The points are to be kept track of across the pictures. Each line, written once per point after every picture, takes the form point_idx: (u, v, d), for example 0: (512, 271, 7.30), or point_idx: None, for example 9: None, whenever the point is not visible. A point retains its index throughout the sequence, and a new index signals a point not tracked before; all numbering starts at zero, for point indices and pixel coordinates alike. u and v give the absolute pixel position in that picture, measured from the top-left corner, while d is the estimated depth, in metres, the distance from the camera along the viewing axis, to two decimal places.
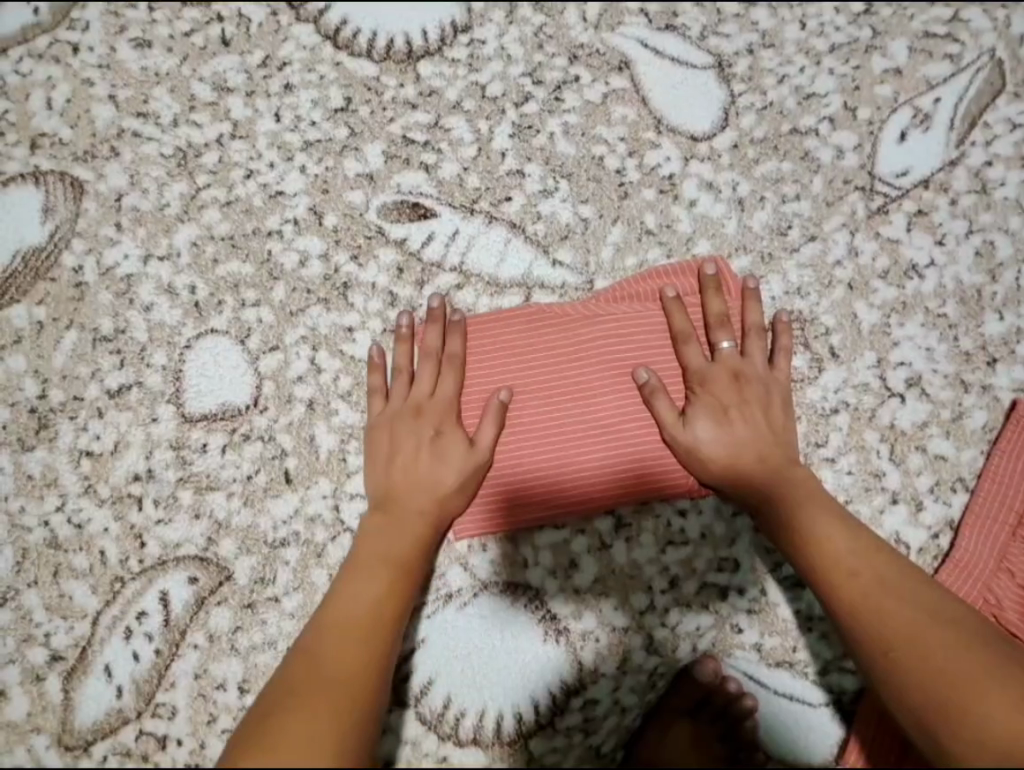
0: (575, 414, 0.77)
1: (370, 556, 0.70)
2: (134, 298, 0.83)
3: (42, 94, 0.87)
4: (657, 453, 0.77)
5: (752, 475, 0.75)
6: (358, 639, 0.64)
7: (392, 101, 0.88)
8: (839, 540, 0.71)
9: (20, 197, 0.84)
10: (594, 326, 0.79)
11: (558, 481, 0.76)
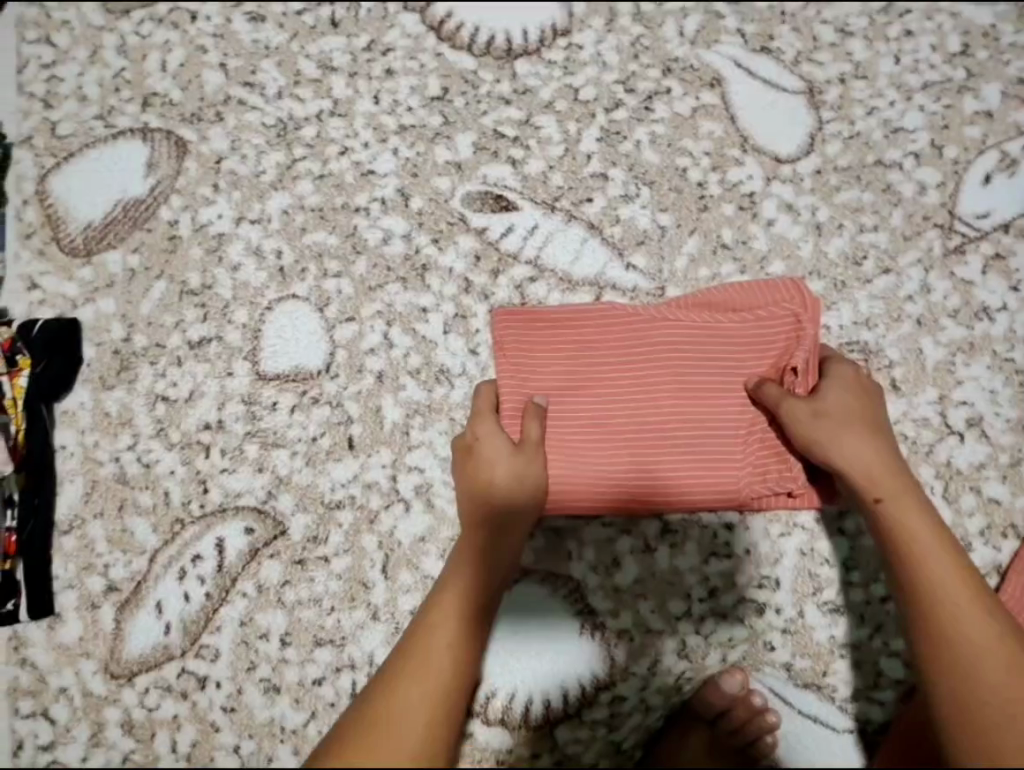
0: (629, 420, 0.78)
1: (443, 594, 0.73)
2: (224, 257, 0.86)
3: (158, 56, 0.92)
4: (707, 466, 0.77)
5: (870, 463, 0.73)
6: (426, 687, 0.67)
7: (487, 95, 0.91)
8: (936, 543, 0.70)
9: (128, 150, 0.89)
10: (658, 333, 0.79)
11: (589, 482, 0.77)
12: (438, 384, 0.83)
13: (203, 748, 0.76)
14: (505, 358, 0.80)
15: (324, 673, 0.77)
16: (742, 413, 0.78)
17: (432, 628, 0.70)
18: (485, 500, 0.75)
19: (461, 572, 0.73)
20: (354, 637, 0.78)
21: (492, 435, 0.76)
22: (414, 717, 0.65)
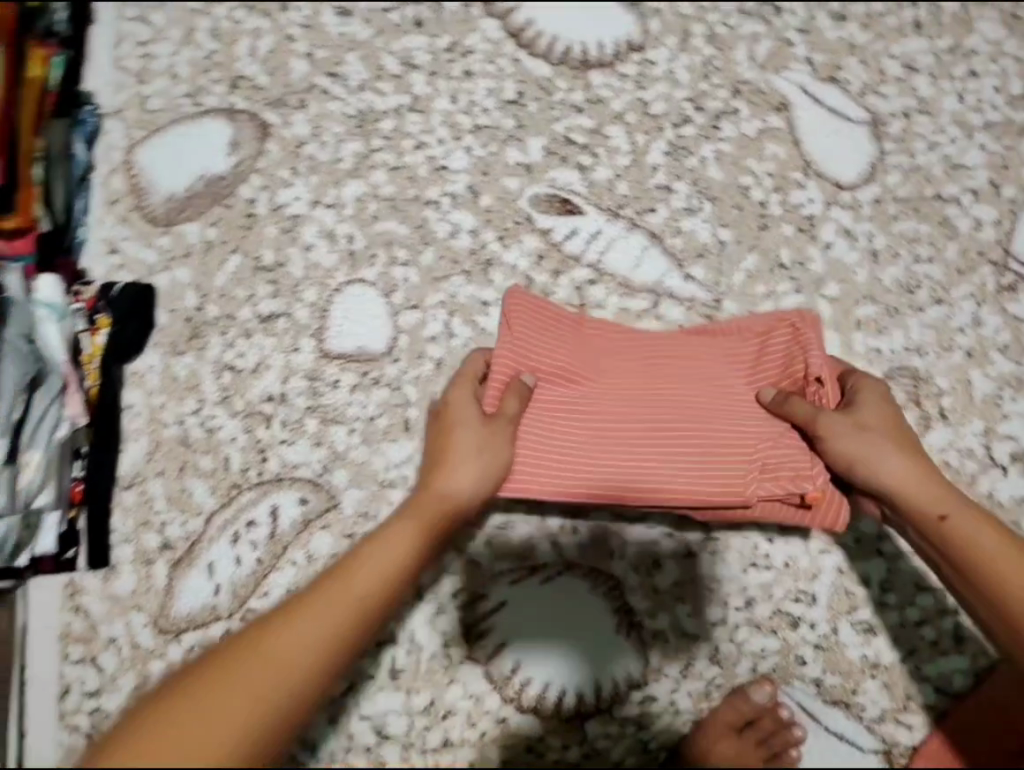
0: (625, 413, 0.73)
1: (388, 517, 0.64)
2: (297, 237, 0.90)
3: (248, 42, 0.95)
4: (706, 464, 0.71)
5: (913, 477, 0.68)
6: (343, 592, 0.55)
7: (560, 102, 0.94)
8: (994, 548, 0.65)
9: (212, 128, 0.92)
10: (658, 344, 0.79)
11: (558, 466, 0.72)
12: None
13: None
14: (510, 333, 0.76)
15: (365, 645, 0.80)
16: (749, 418, 0.73)
17: (370, 551, 0.60)
18: (443, 465, 0.69)
19: (415, 515, 0.64)
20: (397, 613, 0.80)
21: (466, 400, 0.72)
22: (311, 632, 0.51)
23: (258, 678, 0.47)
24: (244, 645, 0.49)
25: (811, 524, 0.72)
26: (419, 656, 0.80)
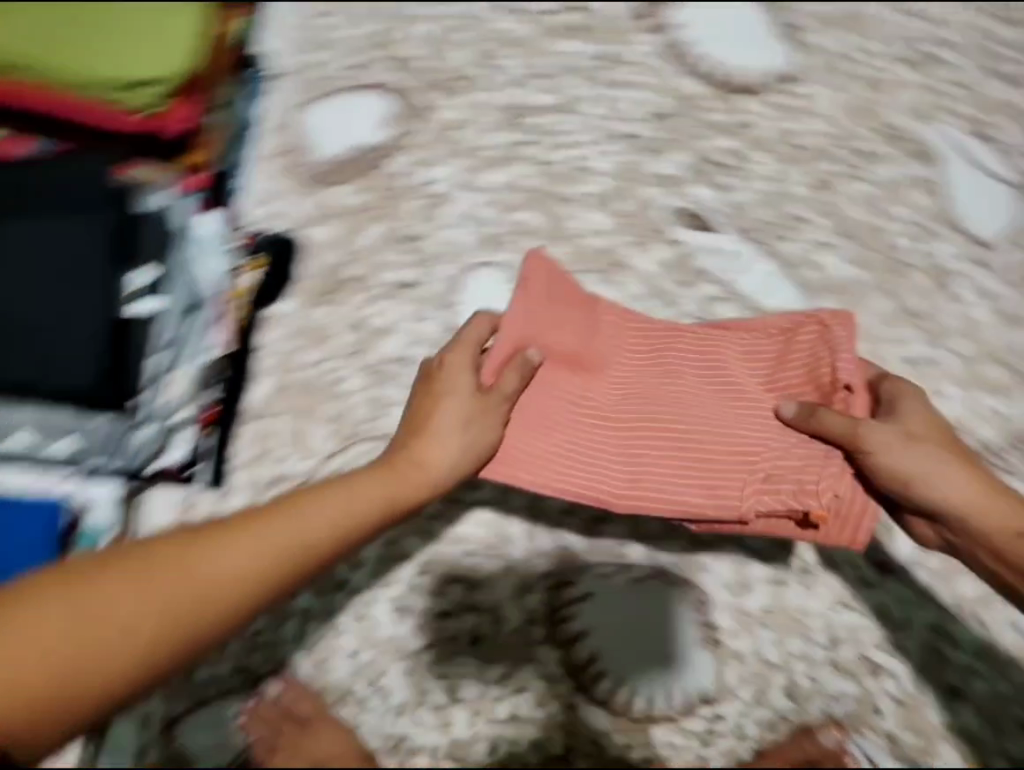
0: (631, 414, 0.67)
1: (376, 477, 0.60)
2: (439, 215, 0.92)
3: (410, 24, 0.96)
4: (714, 480, 0.65)
5: (980, 496, 0.62)
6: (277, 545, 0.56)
7: (710, 122, 0.92)
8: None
9: (366, 101, 0.95)
10: (674, 335, 0.69)
11: (543, 458, 0.66)
12: None
13: (323, 644, 0.84)
14: (522, 302, 0.67)
15: (449, 609, 0.83)
16: (763, 431, 0.65)
17: (324, 496, 0.58)
18: (421, 437, 0.62)
19: (391, 479, 0.60)
20: (485, 584, 0.83)
21: (462, 368, 0.64)
22: (239, 557, 0.55)
23: (144, 602, 0.53)
24: (178, 543, 0.55)
25: (817, 542, 0.64)
26: (501, 628, 0.82)
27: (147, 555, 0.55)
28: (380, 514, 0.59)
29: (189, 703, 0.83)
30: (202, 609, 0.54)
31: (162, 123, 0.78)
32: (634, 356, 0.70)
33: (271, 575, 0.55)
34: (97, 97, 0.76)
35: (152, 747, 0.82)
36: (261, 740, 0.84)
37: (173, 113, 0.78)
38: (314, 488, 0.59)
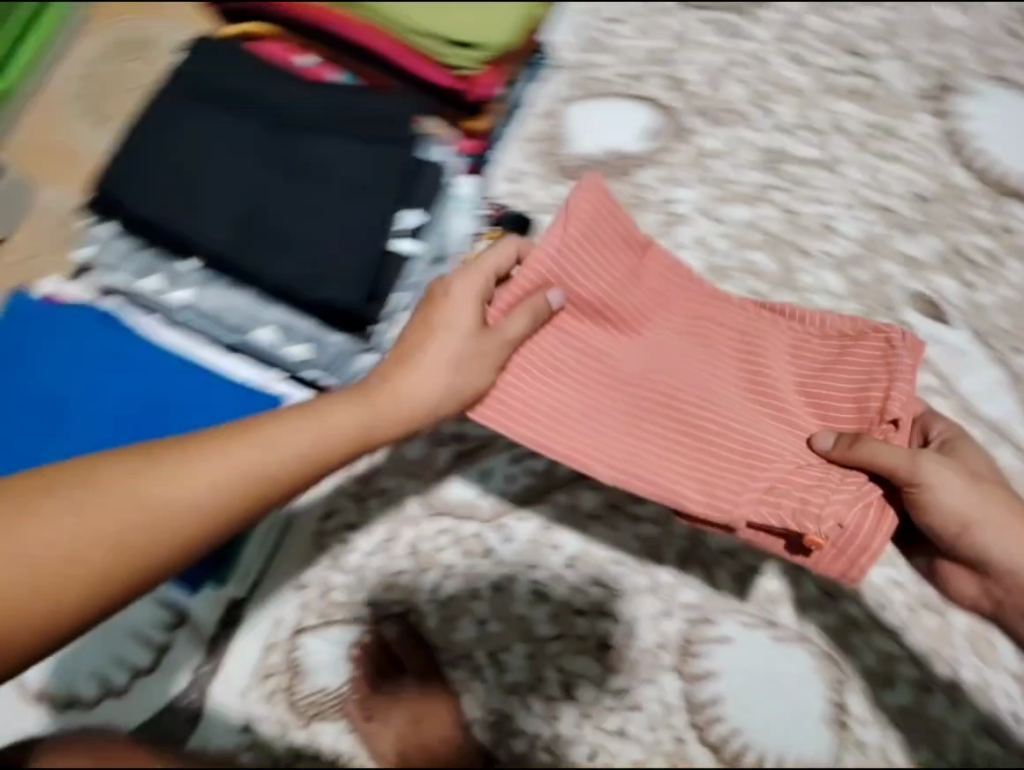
0: (669, 398, 0.67)
1: (312, 407, 0.66)
2: (673, 234, 0.92)
3: (695, 49, 0.98)
4: (688, 456, 0.65)
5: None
6: (242, 466, 0.62)
7: (972, 217, 0.90)
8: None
9: (633, 110, 0.96)
10: (727, 326, 0.72)
11: (517, 380, 0.67)
12: None
13: (460, 602, 0.88)
14: (563, 235, 0.67)
15: (588, 608, 0.86)
16: (781, 436, 0.67)
17: (303, 419, 0.64)
18: (410, 357, 0.67)
19: (357, 400, 0.66)
20: (629, 595, 0.86)
21: (472, 300, 0.66)
22: (215, 469, 0.61)
23: (140, 513, 0.59)
24: (138, 467, 0.61)
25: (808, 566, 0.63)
26: (632, 643, 0.85)
27: (133, 472, 0.60)
28: (354, 439, 0.65)
29: (321, 618, 0.89)
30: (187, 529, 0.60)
31: (470, 87, 0.83)
32: (674, 332, 0.71)
33: (251, 498, 0.62)
34: (426, 49, 0.83)
35: (278, 647, 0.88)
36: (366, 673, 0.90)
37: (481, 80, 0.83)
38: (294, 414, 0.65)
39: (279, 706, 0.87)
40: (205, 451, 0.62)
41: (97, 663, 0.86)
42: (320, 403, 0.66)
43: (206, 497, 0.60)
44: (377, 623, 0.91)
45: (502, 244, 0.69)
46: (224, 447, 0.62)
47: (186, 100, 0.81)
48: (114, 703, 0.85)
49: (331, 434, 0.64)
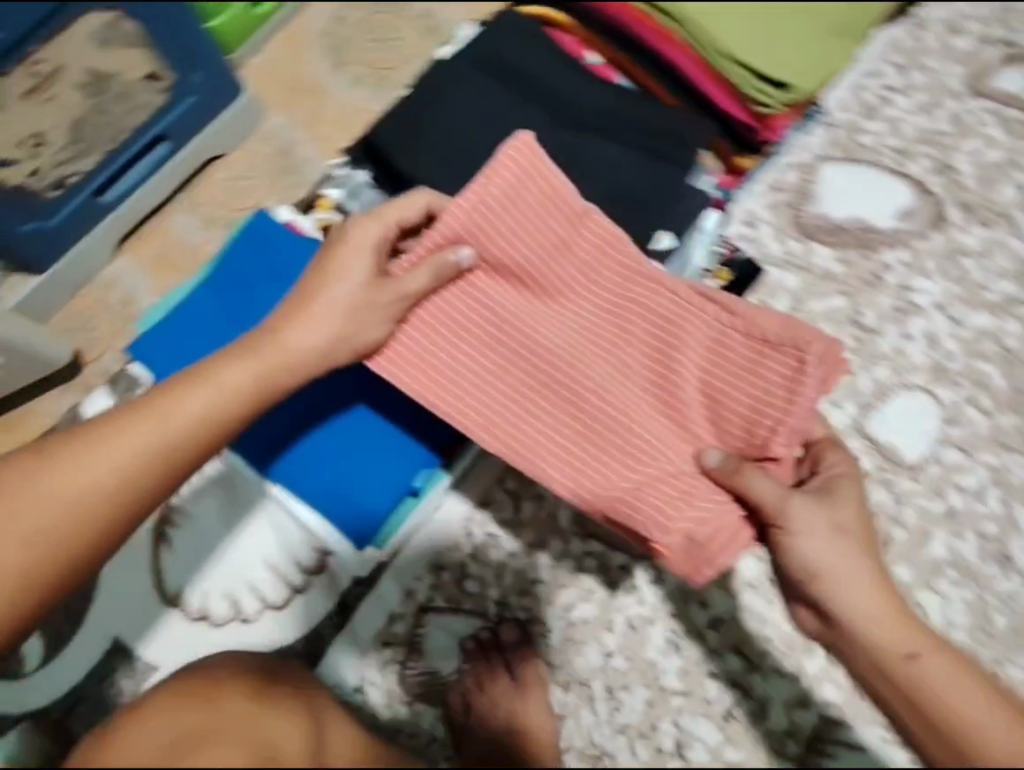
0: (555, 371, 0.68)
1: (211, 364, 0.70)
2: (904, 323, 0.88)
3: (973, 137, 0.92)
4: (563, 435, 0.68)
5: (890, 621, 0.63)
6: (191, 435, 0.69)
7: None
8: (955, 681, 0.61)
9: (891, 185, 0.92)
10: (645, 306, 0.68)
11: (422, 333, 0.70)
12: (993, 565, 0.83)
13: (591, 628, 0.88)
14: (481, 195, 0.66)
15: (721, 674, 0.85)
16: (661, 444, 0.66)
17: (200, 386, 0.69)
18: (304, 312, 0.70)
19: (250, 359, 0.70)
20: (767, 673, 0.85)
21: (364, 253, 0.69)
22: (147, 438, 0.68)
23: (65, 510, 0.66)
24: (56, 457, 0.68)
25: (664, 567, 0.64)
26: (758, 721, 0.84)
27: (49, 467, 0.67)
28: (247, 398, 0.69)
29: (448, 602, 0.90)
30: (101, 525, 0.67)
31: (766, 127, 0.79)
32: (595, 311, 0.70)
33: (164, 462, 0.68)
34: (734, 80, 0.78)
35: (404, 618, 0.89)
36: (473, 670, 0.88)
37: (779, 121, 0.79)
38: (191, 380, 0.69)
39: (390, 676, 0.88)
40: (149, 418, 0.68)
41: (233, 585, 0.88)
42: (219, 362, 0.70)
43: (155, 455, 0.68)
44: (499, 621, 0.90)
45: (411, 200, 0.71)
46: (160, 411, 0.68)
47: (475, 70, 0.80)
48: (241, 629, 0.87)
49: (241, 390, 0.69)
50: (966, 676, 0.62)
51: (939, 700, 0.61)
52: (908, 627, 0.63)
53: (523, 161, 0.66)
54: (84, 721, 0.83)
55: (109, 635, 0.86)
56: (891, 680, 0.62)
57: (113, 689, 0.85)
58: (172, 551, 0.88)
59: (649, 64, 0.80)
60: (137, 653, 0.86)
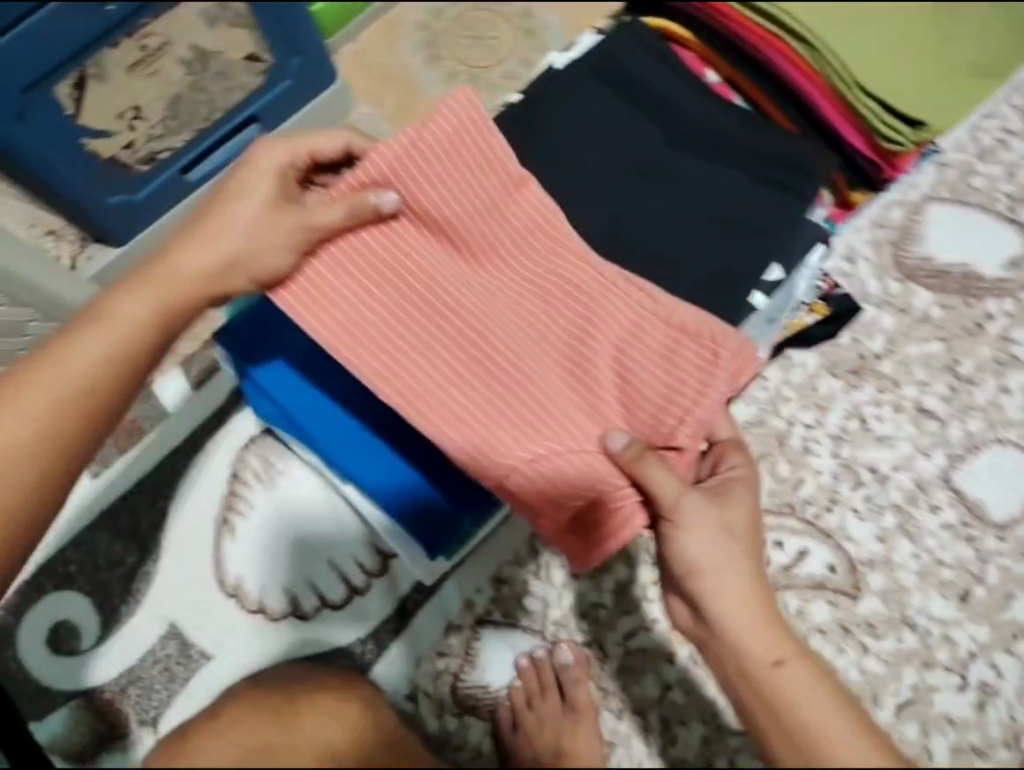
0: (472, 332, 0.64)
1: (100, 306, 0.65)
2: (1002, 376, 0.86)
3: None
4: (473, 402, 0.64)
5: (755, 618, 0.60)
6: (88, 389, 0.63)
7: None
8: (814, 692, 0.57)
9: (999, 232, 0.89)
10: (573, 281, 0.65)
11: (329, 273, 0.63)
12: None
13: (650, 657, 0.86)
14: (418, 137, 0.61)
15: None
16: (566, 424, 0.65)
17: (91, 330, 0.63)
18: (228, 236, 0.65)
19: (144, 287, 0.65)
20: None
21: (269, 179, 0.66)
22: (39, 399, 0.62)
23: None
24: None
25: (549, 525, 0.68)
26: None
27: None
28: (150, 324, 0.64)
29: (506, 617, 0.88)
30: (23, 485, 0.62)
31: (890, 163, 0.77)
32: (522, 280, 0.66)
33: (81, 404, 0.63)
34: (861, 113, 0.76)
35: (461, 630, 0.87)
36: (524, 688, 0.86)
37: (906, 158, 0.76)
38: (80, 326, 0.64)
39: (442, 686, 0.87)
40: (38, 377, 0.62)
41: (292, 581, 0.87)
42: (110, 300, 0.64)
43: (55, 414, 0.62)
44: (555, 641, 0.88)
45: (330, 135, 0.68)
46: (49, 366, 0.62)
47: (594, 80, 0.78)
48: (297, 626, 0.86)
49: (138, 325, 0.64)
50: (827, 689, 0.57)
51: (794, 709, 0.56)
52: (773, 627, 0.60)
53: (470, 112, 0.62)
54: (136, 704, 0.85)
55: (166, 620, 0.86)
56: (754, 685, 0.58)
57: (167, 676, 0.85)
58: (233, 541, 0.87)
59: (775, 91, 0.79)
60: (193, 641, 0.86)
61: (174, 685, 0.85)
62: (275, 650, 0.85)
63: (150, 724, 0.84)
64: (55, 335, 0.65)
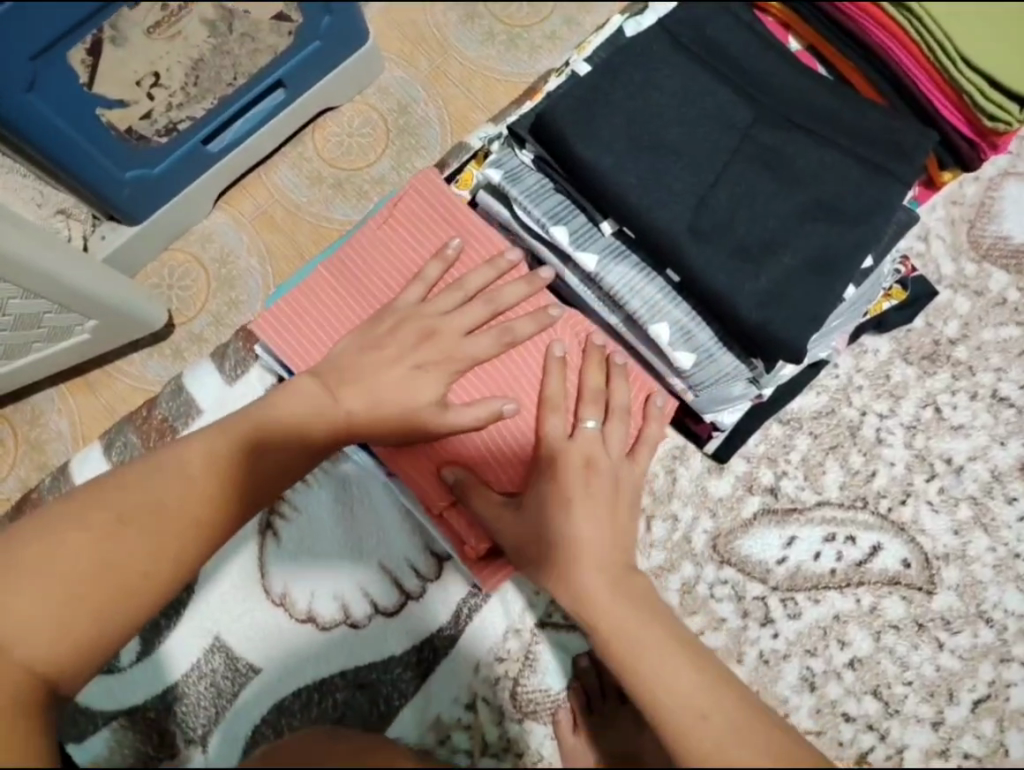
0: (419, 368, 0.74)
1: (282, 405, 0.66)
2: None
3: None
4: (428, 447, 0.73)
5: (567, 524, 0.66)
6: (262, 482, 0.64)
7: None
8: (610, 594, 0.62)
9: None
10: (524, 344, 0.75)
11: (308, 338, 0.76)
12: None
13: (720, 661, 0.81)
14: (398, 215, 0.78)
15: (857, 717, 0.79)
16: (499, 461, 0.73)
17: (280, 415, 0.66)
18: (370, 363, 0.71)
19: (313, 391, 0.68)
20: (906, 720, 0.78)
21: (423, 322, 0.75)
22: (211, 485, 0.61)
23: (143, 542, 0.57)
24: (130, 484, 0.60)
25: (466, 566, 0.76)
26: None
27: (128, 505, 0.58)
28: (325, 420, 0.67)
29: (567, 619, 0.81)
30: (137, 577, 0.56)
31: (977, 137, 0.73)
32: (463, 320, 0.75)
33: (210, 505, 0.60)
34: (961, 88, 0.70)
35: (520, 633, 0.81)
36: (587, 687, 0.80)
37: (1001, 139, 0.72)
38: (260, 418, 0.65)
39: (502, 692, 0.80)
40: (214, 461, 0.62)
41: (341, 586, 0.82)
42: (289, 399, 0.67)
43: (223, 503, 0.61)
44: None
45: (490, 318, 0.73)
46: (230, 454, 0.63)
47: (674, 48, 0.72)
48: (348, 634, 0.81)
49: (310, 422, 0.66)
50: (626, 585, 0.63)
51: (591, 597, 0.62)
52: (625, 601, 0.62)
53: (444, 202, 0.77)
54: (182, 722, 0.80)
55: (210, 632, 0.82)
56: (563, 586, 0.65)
57: (213, 692, 0.80)
58: (278, 544, 0.83)
59: (867, 61, 0.75)
60: (239, 654, 0.81)
61: (222, 701, 0.80)
62: (325, 660, 0.81)
63: (199, 743, 0.80)
64: (227, 417, 0.66)
